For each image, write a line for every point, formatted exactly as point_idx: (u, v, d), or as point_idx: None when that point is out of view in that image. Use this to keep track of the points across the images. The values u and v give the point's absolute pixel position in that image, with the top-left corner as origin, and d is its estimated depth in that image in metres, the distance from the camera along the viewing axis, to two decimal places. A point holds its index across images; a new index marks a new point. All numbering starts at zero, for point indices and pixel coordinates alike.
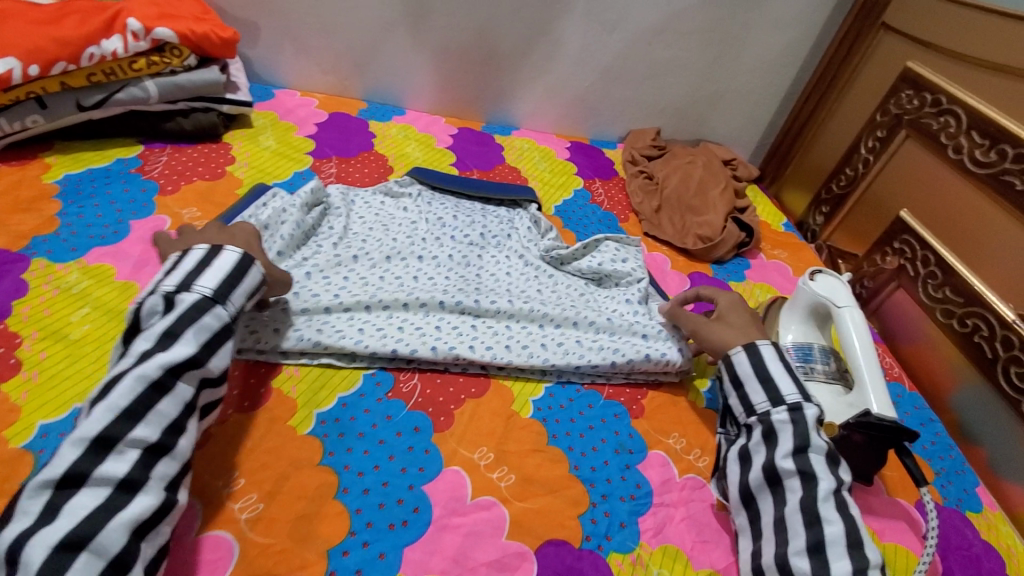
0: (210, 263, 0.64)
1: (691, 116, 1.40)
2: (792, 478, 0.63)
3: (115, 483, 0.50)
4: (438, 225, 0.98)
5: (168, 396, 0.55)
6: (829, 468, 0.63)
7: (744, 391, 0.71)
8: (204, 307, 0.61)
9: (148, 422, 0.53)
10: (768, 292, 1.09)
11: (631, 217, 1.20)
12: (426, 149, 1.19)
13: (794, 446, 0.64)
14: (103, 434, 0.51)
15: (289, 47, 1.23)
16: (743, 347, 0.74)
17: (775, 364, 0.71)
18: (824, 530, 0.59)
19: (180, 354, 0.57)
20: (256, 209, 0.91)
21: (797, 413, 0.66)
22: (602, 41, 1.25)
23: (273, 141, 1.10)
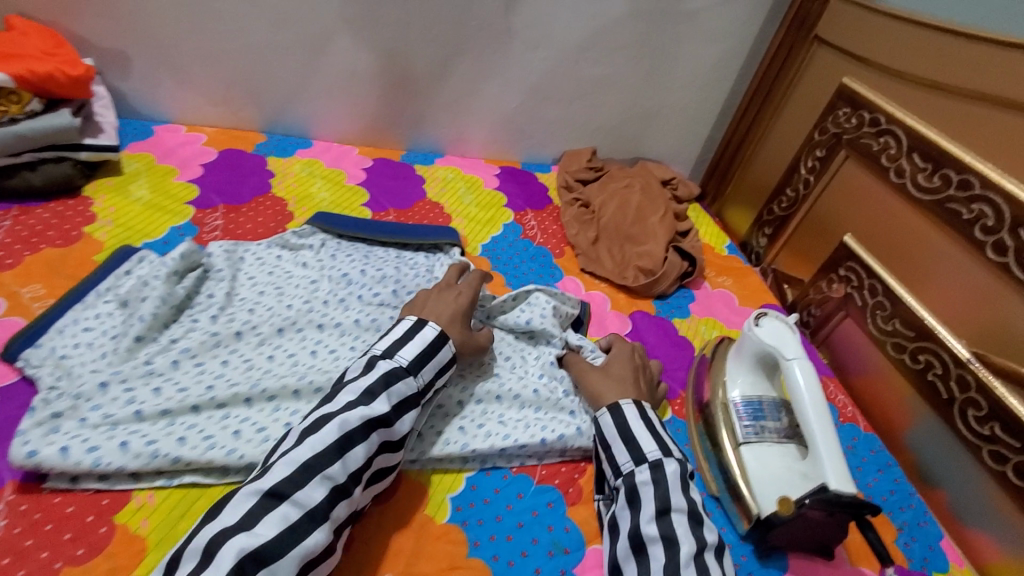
0: (412, 336, 0.69)
1: (627, 135, 1.32)
2: (655, 545, 0.58)
3: (305, 510, 0.53)
4: (343, 283, 0.85)
5: (361, 445, 0.59)
6: (692, 528, 0.58)
7: (611, 453, 0.67)
8: (398, 375, 0.64)
9: (344, 462, 0.57)
10: (713, 329, 1.01)
11: (567, 250, 1.10)
12: (334, 187, 1.06)
13: (656, 509, 0.60)
14: (308, 462, 0.56)
15: (169, 78, 1.07)
16: (608, 408, 0.71)
17: (637, 423, 0.68)
18: None
19: (377, 411, 0.61)
20: (117, 279, 0.77)
21: (659, 471, 0.63)
22: (526, 60, 1.15)
23: (146, 190, 0.95)
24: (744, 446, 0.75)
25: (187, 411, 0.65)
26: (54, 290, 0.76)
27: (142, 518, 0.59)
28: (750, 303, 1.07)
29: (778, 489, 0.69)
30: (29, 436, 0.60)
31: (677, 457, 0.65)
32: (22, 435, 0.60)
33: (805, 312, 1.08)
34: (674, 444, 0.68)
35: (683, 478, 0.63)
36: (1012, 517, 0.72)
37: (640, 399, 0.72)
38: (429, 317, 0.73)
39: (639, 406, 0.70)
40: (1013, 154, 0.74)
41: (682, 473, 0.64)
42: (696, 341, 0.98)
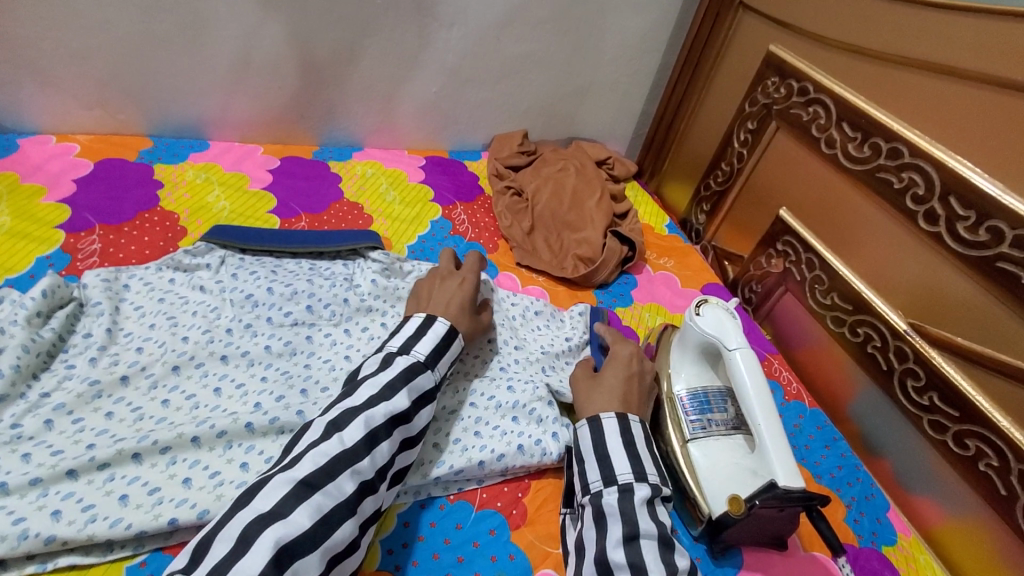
0: (426, 330, 0.65)
1: (559, 114, 1.26)
2: (622, 572, 0.54)
3: (338, 501, 0.49)
4: (249, 306, 0.76)
5: (387, 441, 0.55)
6: (661, 554, 0.54)
7: (583, 468, 0.63)
8: (417, 370, 0.61)
9: (373, 457, 0.53)
10: (657, 314, 0.97)
11: (502, 244, 1.03)
12: (236, 194, 0.95)
13: (624, 534, 0.55)
14: (342, 454, 0.51)
15: (27, 81, 0.92)
16: (586, 421, 0.67)
17: (615, 439, 0.64)
18: None
19: (399, 407, 0.57)
20: None
21: (628, 496, 0.59)
22: (444, 39, 1.06)
23: (6, 215, 0.81)
24: (692, 442, 0.72)
25: (62, 478, 0.55)
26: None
27: None
28: (693, 284, 1.04)
29: (728, 488, 0.66)
30: None
31: (653, 481, 0.61)
32: None
33: (746, 290, 1.06)
34: (649, 463, 0.63)
35: (651, 503, 0.59)
36: (951, 480, 0.72)
37: (630, 413, 0.67)
38: (437, 312, 0.69)
39: (621, 419, 0.65)
40: (939, 120, 0.72)
41: (652, 496, 0.59)
42: (640, 330, 0.94)
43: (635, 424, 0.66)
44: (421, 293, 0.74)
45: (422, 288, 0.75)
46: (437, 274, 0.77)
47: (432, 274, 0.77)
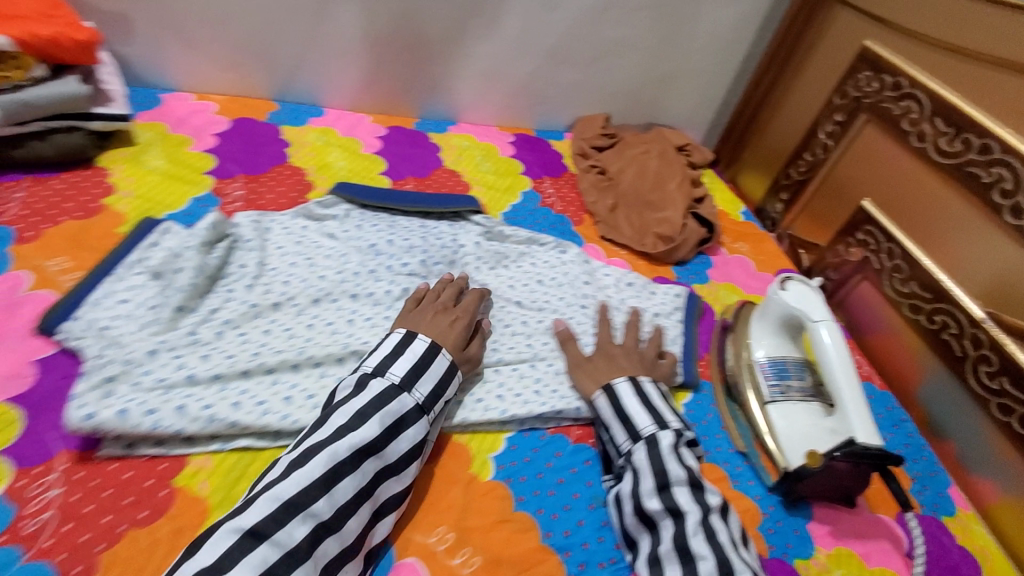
0: (403, 350, 0.66)
1: (642, 99, 1.31)
2: (661, 517, 0.61)
3: (284, 551, 0.50)
4: (371, 254, 0.86)
5: (352, 474, 0.56)
6: (693, 495, 0.62)
7: (610, 433, 0.70)
8: (391, 394, 0.62)
9: (330, 497, 0.54)
10: (733, 293, 1.04)
11: (586, 218, 1.10)
12: (352, 157, 1.04)
13: (656, 484, 0.62)
14: (294, 497, 0.52)
15: (174, 42, 1.01)
16: (602, 390, 0.72)
17: (630, 399, 0.70)
18: (698, 567, 0.56)
19: (367, 436, 0.58)
20: (144, 251, 0.76)
21: (654, 447, 0.66)
22: (544, 21, 1.13)
23: (162, 160, 0.91)
24: (771, 404, 0.79)
25: (237, 376, 0.65)
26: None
27: (200, 480, 0.59)
28: (768, 268, 1.10)
29: (806, 444, 0.73)
30: (85, 399, 0.58)
31: (672, 428, 0.68)
32: (78, 398, 0.58)
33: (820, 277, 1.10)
34: (668, 412, 0.70)
35: (678, 446, 0.66)
36: (1010, 460, 0.77)
37: (641, 375, 0.75)
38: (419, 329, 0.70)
39: (632, 380, 0.72)
40: None
41: (677, 441, 0.67)
42: (717, 306, 1.00)
43: (646, 385, 0.72)
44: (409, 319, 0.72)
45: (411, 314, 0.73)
46: (435, 302, 0.76)
47: (429, 303, 0.75)
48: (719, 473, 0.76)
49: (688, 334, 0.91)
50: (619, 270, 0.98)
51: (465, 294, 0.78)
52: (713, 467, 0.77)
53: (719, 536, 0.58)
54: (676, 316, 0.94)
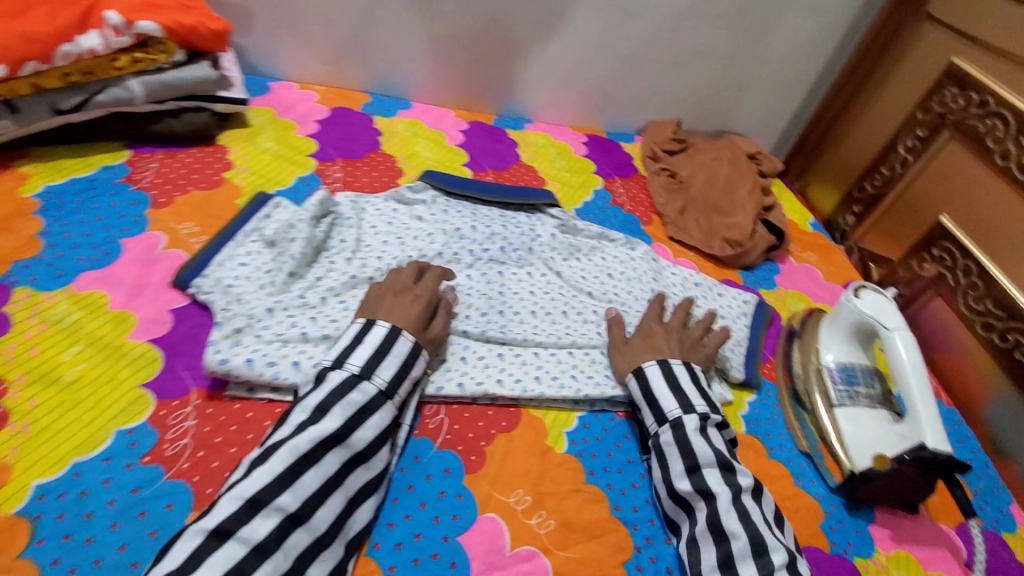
0: (362, 339, 0.64)
1: (715, 107, 1.33)
2: (694, 497, 0.64)
3: (251, 546, 0.49)
4: (456, 238, 0.92)
5: (314, 467, 0.55)
6: (723, 477, 0.65)
7: (642, 416, 0.74)
8: (351, 383, 0.61)
9: (294, 490, 0.53)
10: (800, 301, 1.06)
11: (655, 219, 1.13)
12: (438, 148, 1.11)
13: (686, 467, 0.66)
14: (256, 496, 0.51)
15: (285, 35, 1.10)
16: (631, 373, 0.76)
17: (658, 383, 0.73)
18: (732, 545, 0.60)
19: (327, 428, 0.57)
20: (259, 221, 0.84)
21: (679, 431, 0.69)
22: (626, 27, 1.16)
23: (272, 141, 1.00)
24: (838, 408, 0.82)
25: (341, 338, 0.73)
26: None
27: None
28: (836, 280, 1.12)
29: (872, 448, 0.76)
30: (220, 346, 0.67)
31: (698, 412, 0.70)
32: (214, 344, 0.67)
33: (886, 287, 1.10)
34: (695, 396, 0.72)
35: (705, 428, 0.69)
36: None
37: (673, 357, 0.76)
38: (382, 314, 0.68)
39: (662, 364, 0.75)
40: None
41: (703, 424, 0.69)
42: (783, 313, 1.03)
43: (675, 366, 0.75)
44: (370, 302, 0.71)
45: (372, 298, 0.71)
46: (394, 281, 0.74)
47: (386, 284, 0.73)
48: (782, 470, 0.78)
49: (754, 338, 0.94)
50: (687, 270, 1.01)
51: (426, 273, 0.76)
52: (777, 463, 0.79)
53: (751, 515, 0.61)
54: (743, 321, 0.96)
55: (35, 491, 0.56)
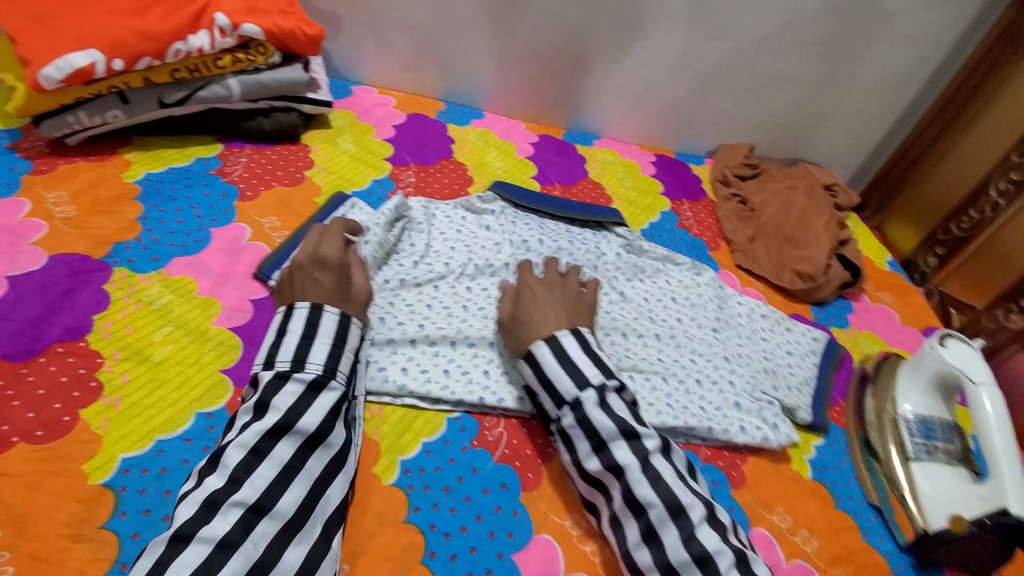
0: (285, 331, 0.64)
1: (791, 135, 1.29)
2: (605, 475, 0.62)
3: (215, 543, 0.50)
4: (522, 250, 0.92)
5: (266, 460, 0.56)
6: (630, 446, 0.61)
7: (540, 400, 0.68)
8: (284, 375, 0.61)
9: (251, 484, 0.54)
10: (873, 343, 1.02)
11: (722, 245, 1.10)
12: (507, 159, 1.12)
13: (592, 447, 0.62)
14: (211, 496, 0.53)
15: (370, 41, 1.14)
16: (523, 356, 0.68)
17: (549, 364, 0.66)
18: (650, 515, 0.58)
19: (270, 421, 0.58)
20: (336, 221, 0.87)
21: (579, 410, 0.63)
22: (707, 48, 1.15)
23: (351, 143, 1.04)
24: (914, 462, 0.79)
25: (406, 343, 0.75)
26: (85, 213, 0.80)
27: (374, 426, 0.68)
28: (912, 323, 1.08)
29: (950, 507, 0.73)
30: None
31: (594, 383, 0.64)
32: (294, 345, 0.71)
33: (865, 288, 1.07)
34: (588, 364, 0.66)
35: (604, 397, 0.64)
36: None
37: (561, 328, 0.69)
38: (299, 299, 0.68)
39: (551, 341, 0.67)
40: None
41: (602, 394, 0.64)
42: (855, 354, 0.99)
43: (563, 340, 0.67)
44: (287, 288, 0.70)
45: (285, 281, 0.70)
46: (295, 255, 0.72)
47: (296, 260, 0.71)
48: (850, 522, 0.75)
49: (822, 379, 0.90)
50: (753, 300, 0.98)
51: (326, 241, 0.74)
52: (844, 515, 0.76)
53: (664, 477, 0.59)
54: (811, 359, 0.92)
55: (120, 464, 0.59)
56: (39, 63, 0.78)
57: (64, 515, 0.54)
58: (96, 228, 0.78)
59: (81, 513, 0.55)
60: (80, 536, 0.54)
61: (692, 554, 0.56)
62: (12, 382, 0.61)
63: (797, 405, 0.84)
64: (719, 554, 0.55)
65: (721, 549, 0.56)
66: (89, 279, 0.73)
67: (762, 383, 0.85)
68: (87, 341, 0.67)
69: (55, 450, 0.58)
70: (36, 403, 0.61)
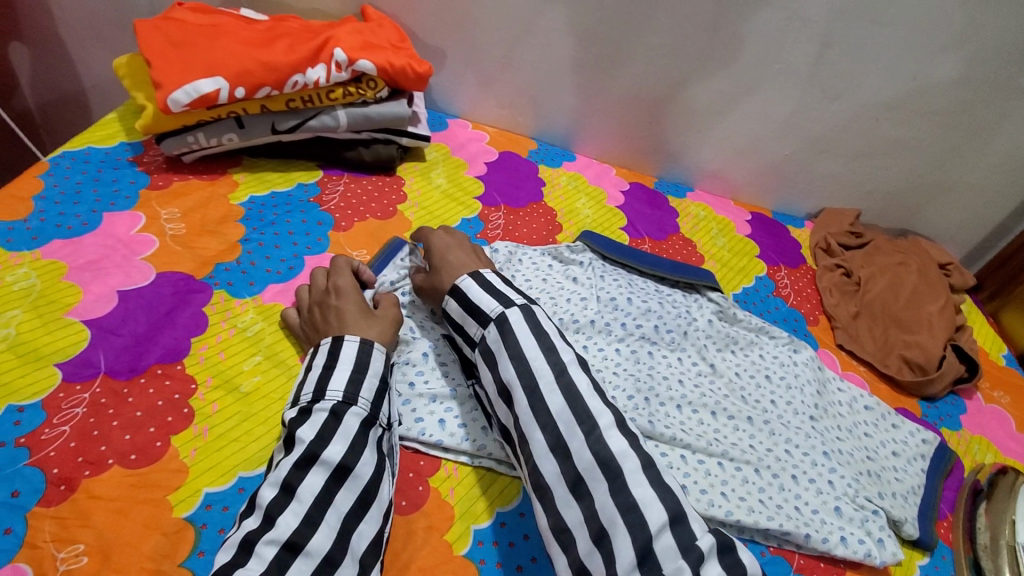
0: (310, 369, 0.65)
1: (904, 205, 1.20)
2: (515, 387, 0.61)
3: None
4: (610, 307, 0.87)
5: (296, 497, 0.55)
6: (546, 356, 0.61)
7: (465, 331, 0.68)
8: (307, 409, 0.60)
9: (284, 522, 0.53)
10: (987, 451, 0.91)
11: (822, 319, 1.02)
12: (597, 207, 1.09)
13: (507, 356, 0.62)
14: (246, 537, 0.52)
15: (472, 78, 1.15)
16: (448, 293, 0.70)
17: (473, 290, 0.67)
18: (556, 420, 0.57)
19: (296, 455, 0.57)
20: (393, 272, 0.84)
21: (502, 323, 0.64)
22: (823, 109, 1.08)
23: (444, 178, 1.04)
24: None
25: None
26: (193, 231, 0.82)
27: (449, 487, 0.66)
28: None
29: None
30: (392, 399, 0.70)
31: (517, 303, 0.65)
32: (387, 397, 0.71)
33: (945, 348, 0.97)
34: (512, 290, 0.68)
35: (530, 314, 0.64)
36: None
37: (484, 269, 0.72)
38: (326, 335, 0.68)
39: (473, 275, 0.69)
40: None
41: (525, 310, 0.64)
42: (966, 460, 0.89)
43: (488, 275, 0.70)
44: (318, 327, 0.69)
45: (311, 322, 0.71)
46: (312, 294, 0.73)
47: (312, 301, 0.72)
48: None
49: (931, 489, 0.81)
50: (855, 388, 0.90)
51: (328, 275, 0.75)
52: None
53: (576, 386, 0.59)
54: (918, 464, 0.83)
55: (203, 499, 0.59)
56: (169, 87, 0.82)
57: (148, 547, 0.55)
58: (202, 248, 0.81)
59: (163, 548, 0.55)
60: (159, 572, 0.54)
61: (597, 457, 0.55)
62: (114, 400, 0.63)
63: (904, 518, 0.75)
64: (624, 457, 0.54)
65: (627, 453, 0.55)
66: (191, 300, 0.75)
67: (866, 488, 0.76)
68: (183, 364, 0.68)
69: (146, 476, 0.59)
70: (132, 426, 0.62)
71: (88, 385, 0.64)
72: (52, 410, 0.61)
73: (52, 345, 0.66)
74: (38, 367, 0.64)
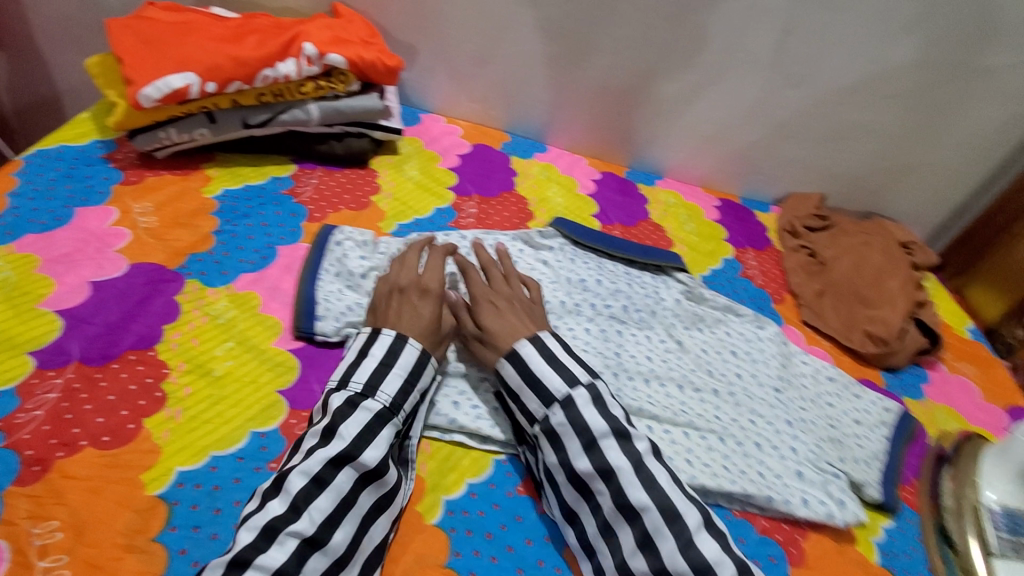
0: (366, 354, 0.65)
1: (868, 188, 1.24)
2: (592, 478, 0.61)
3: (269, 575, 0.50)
4: (580, 289, 0.90)
5: (326, 490, 0.56)
6: (622, 447, 0.61)
7: (521, 402, 0.66)
8: (355, 401, 0.61)
9: (309, 517, 0.54)
10: (952, 419, 0.94)
11: (787, 298, 1.06)
12: (569, 195, 1.11)
13: (582, 446, 0.62)
14: (269, 525, 0.53)
15: (442, 73, 1.17)
16: (506, 355, 0.67)
17: (536, 362, 0.66)
18: (645, 520, 0.58)
19: (335, 450, 0.58)
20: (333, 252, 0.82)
21: (570, 409, 0.63)
22: (786, 95, 1.12)
23: (417, 171, 1.06)
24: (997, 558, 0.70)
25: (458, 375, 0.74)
26: (166, 224, 0.84)
27: (421, 461, 0.68)
28: (998, 402, 0.99)
29: None
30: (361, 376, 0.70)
31: (583, 381, 0.65)
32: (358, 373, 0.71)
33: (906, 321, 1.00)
34: (575, 363, 0.67)
35: (598, 396, 0.64)
36: None
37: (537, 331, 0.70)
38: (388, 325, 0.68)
39: (534, 341, 0.67)
40: None
41: (594, 393, 0.64)
42: (932, 428, 0.92)
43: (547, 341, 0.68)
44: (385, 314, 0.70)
45: (382, 306, 0.71)
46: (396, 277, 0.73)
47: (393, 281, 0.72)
48: None
49: (894, 454, 0.83)
50: (818, 360, 0.92)
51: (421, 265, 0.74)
52: None
53: (657, 479, 0.60)
54: (882, 431, 0.86)
55: (176, 477, 0.60)
56: (140, 83, 0.84)
57: (121, 524, 0.56)
58: (174, 240, 0.82)
59: (136, 524, 0.56)
60: (133, 547, 0.55)
61: (692, 562, 0.56)
62: (87, 386, 0.64)
63: (865, 481, 0.79)
64: (719, 563, 0.56)
65: (721, 557, 0.56)
66: (162, 290, 0.76)
67: (828, 454, 0.79)
68: (156, 350, 0.70)
69: (118, 457, 0.60)
70: (105, 409, 0.63)
71: (61, 371, 0.65)
72: (25, 397, 0.62)
73: (26, 334, 0.67)
74: (12, 356, 0.65)
